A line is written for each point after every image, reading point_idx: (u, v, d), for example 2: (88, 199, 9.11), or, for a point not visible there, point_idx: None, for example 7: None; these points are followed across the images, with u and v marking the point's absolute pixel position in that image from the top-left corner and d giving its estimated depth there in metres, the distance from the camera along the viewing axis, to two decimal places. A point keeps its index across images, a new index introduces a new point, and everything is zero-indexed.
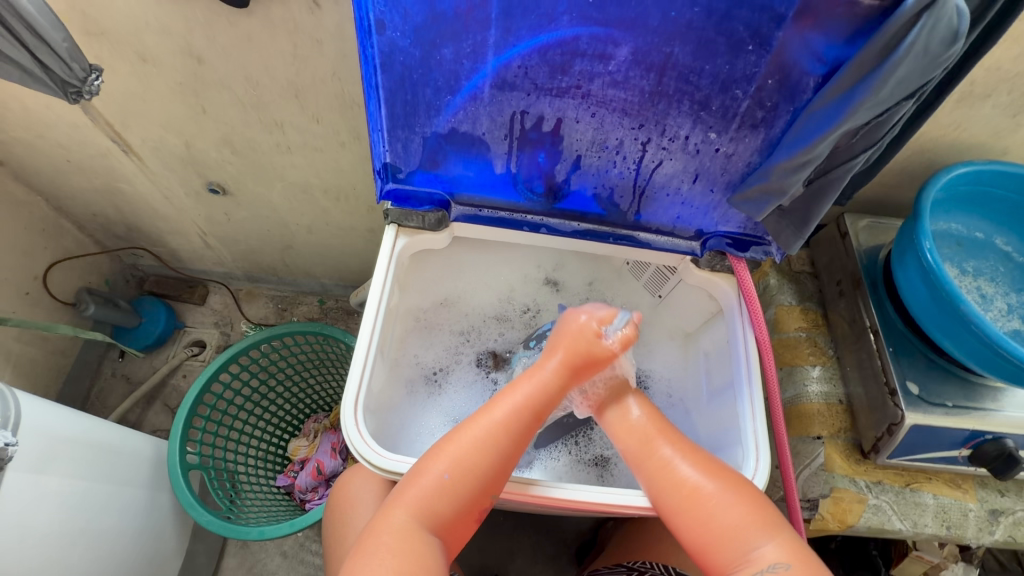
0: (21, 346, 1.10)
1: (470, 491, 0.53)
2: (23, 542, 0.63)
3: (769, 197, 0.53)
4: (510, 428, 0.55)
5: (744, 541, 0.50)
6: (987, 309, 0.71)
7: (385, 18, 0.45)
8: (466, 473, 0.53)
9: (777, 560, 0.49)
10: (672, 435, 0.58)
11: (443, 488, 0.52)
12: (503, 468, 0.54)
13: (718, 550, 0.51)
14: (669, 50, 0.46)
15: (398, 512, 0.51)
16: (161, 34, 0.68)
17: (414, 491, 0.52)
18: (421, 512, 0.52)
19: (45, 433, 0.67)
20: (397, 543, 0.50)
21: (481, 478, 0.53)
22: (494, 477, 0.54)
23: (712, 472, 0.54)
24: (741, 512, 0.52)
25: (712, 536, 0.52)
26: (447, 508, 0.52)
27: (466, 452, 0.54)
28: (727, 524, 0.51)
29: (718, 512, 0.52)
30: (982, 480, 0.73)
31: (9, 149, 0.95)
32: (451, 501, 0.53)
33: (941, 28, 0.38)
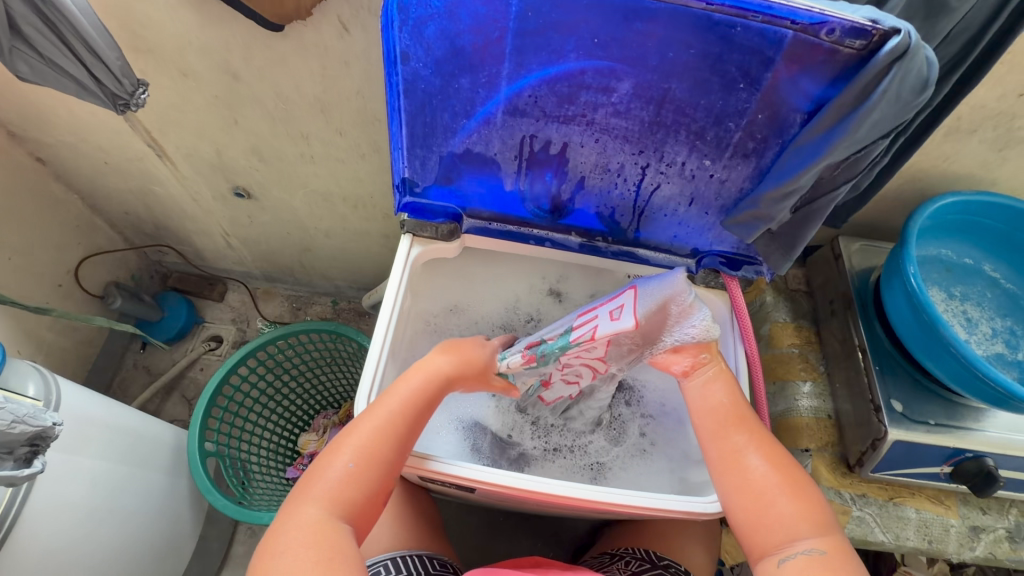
0: (52, 335, 1.16)
1: (372, 472, 0.58)
2: (58, 516, 0.68)
3: (758, 222, 0.59)
4: (395, 413, 0.60)
5: (790, 530, 0.54)
6: (972, 333, 0.74)
7: (409, 51, 0.50)
8: (360, 458, 0.58)
9: (816, 551, 0.52)
10: (749, 424, 0.61)
11: (331, 475, 0.57)
12: (399, 445, 0.59)
13: (762, 531, 0.55)
14: (667, 86, 0.51)
15: (310, 506, 0.55)
16: (202, 53, 0.74)
17: (315, 483, 0.57)
18: (326, 500, 0.56)
19: (79, 416, 0.73)
20: (309, 535, 0.53)
21: (373, 460, 0.58)
22: (389, 450, 0.59)
23: (777, 464, 0.57)
24: (795, 505, 0.55)
25: (762, 521, 0.55)
26: (350, 491, 0.57)
27: (362, 442, 0.58)
28: (779, 513, 0.55)
29: (775, 501, 0.55)
30: (964, 497, 0.76)
31: (52, 151, 1.02)
32: (346, 485, 0.57)
33: (911, 78, 0.43)
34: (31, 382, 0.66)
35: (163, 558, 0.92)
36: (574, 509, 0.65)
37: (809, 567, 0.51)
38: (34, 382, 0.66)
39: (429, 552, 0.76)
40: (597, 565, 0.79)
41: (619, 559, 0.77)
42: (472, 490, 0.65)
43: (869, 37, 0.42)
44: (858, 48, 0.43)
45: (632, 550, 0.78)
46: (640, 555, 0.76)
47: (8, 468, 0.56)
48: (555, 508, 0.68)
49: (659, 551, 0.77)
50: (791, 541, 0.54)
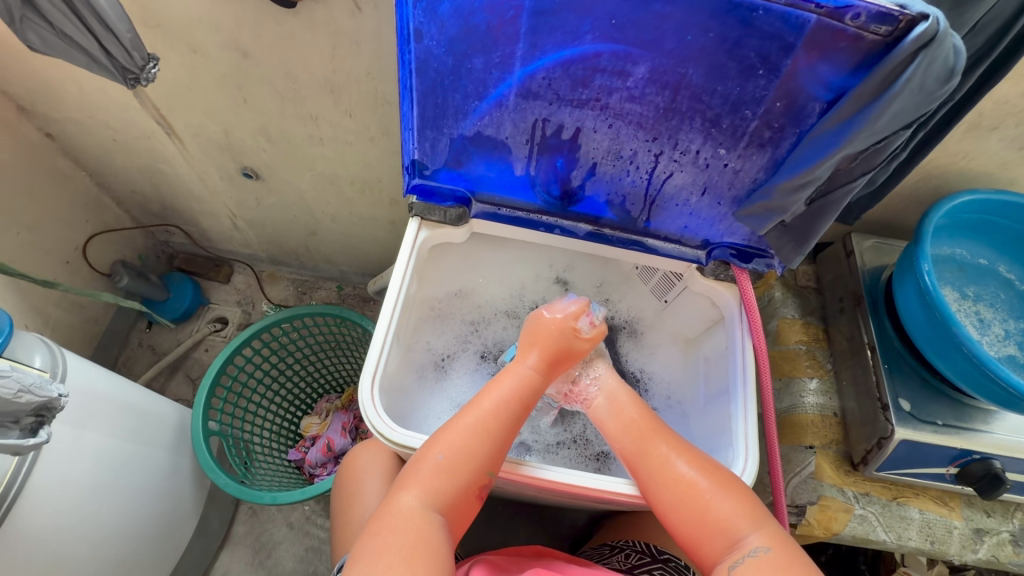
0: (59, 312, 1.17)
1: (466, 471, 0.57)
2: (62, 488, 0.69)
3: (771, 214, 0.58)
4: (497, 409, 0.60)
5: (732, 532, 0.55)
6: (984, 333, 0.72)
7: (422, 28, 0.49)
8: (461, 452, 0.57)
9: (761, 546, 0.53)
10: (665, 434, 0.61)
11: (449, 467, 0.56)
12: (501, 443, 0.59)
13: (710, 538, 0.55)
14: (684, 71, 0.50)
15: (410, 495, 0.55)
16: (212, 29, 0.73)
17: (425, 472, 0.56)
18: (427, 491, 0.56)
19: (85, 390, 0.73)
20: (405, 524, 0.53)
21: (478, 459, 0.58)
22: (493, 453, 0.58)
23: (706, 467, 0.58)
24: (731, 504, 0.55)
25: (705, 529, 0.55)
26: (450, 486, 0.56)
27: (463, 434, 0.58)
28: (719, 514, 0.55)
29: (711, 503, 0.56)
30: (969, 499, 0.75)
31: (61, 126, 1.02)
32: (456, 480, 0.56)
33: (936, 66, 0.42)
34: (36, 353, 0.66)
35: (164, 534, 0.93)
36: (574, 497, 0.65)
37: (759, 568, 0.51)
38: (40, 353, 0.67)
39: None
40: (596, 556, 0.79)
41: (619, 551, 0.77)
42: None
43: (895, 23, 0.41)
44: (883, 35, 0.42)
45: (633, 543, 0.77)
46: (640, 548, 0.76)
47: (13, 437, 0.57)
48: (555, 496, 0.68)
49: (659, 544, 0.76)
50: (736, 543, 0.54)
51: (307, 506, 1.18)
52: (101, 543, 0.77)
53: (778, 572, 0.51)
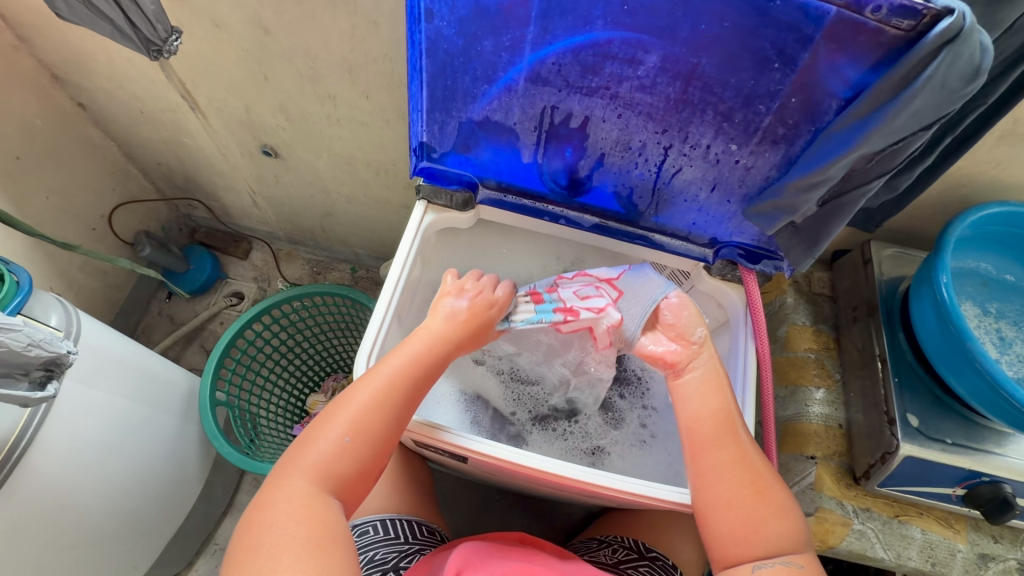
0: (83, 276, 1.21)
1: (367, 450, 0.54)
2: (71, 443, 0.72)
3: (780, 213, 0.56)
4: (377, 377, 0.57)
5: (763, 539, 0.52)
6: (1004, 352, 0.70)
7: (433, 8, 0.49)
8: (345, 430, 0.54)
9: (789, 560, 0.51)
10: (734, 436, 0.56)
11: (330, 443, 0.53)
12: (395, 419, 0.56)
13: (746, 548, 0.52)
14: (696, 61, 0.48)
15: (297, 478, 0.51)
16: (236, 4, 0.74)
17: (309, 451, 0.53)
18: (313, 471, 0.52)
19: (97, 351, 0.76)
20: (297, 511, 0.49)
21: (380, 435, 0.55)
22: (377, 427, 0.55)
23: (759, 474, 0.55)
24: (771, 514, 0.53)
25: (744, 532, 0.52)
26: (336, 464, 0.52)
27: (347, 410, 0.55)
28: (761, 521, 0.53)
29: (758, 510, 0.53)
30: (976, 523, 0.73)
31: (92, 96, 1.05)
32: (339, 457, 0.53)
33: (960, 64, 0.40)
34: (52, 312, 0.69)
35: (169, 496, 0.96)
36: (562, 488, 0.64)
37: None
38: (56, 313, 0.69)
39: (419, 518, 0.78)
40: (584, 550, 0.79)
41: (607, 546, 0.77)
42: (464, 461, 0.65)
43: (918, 17, 0.39)
44: (905, 29, 0.40)
45: (621, 539, 0.77)
46: (628, 544, 0.75)
47: (23, 389, 0.59)
48: (546, 485, 0.68)
49: (649, 542, 0.76)
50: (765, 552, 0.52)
51: None
52: (106, 499, 0.80)
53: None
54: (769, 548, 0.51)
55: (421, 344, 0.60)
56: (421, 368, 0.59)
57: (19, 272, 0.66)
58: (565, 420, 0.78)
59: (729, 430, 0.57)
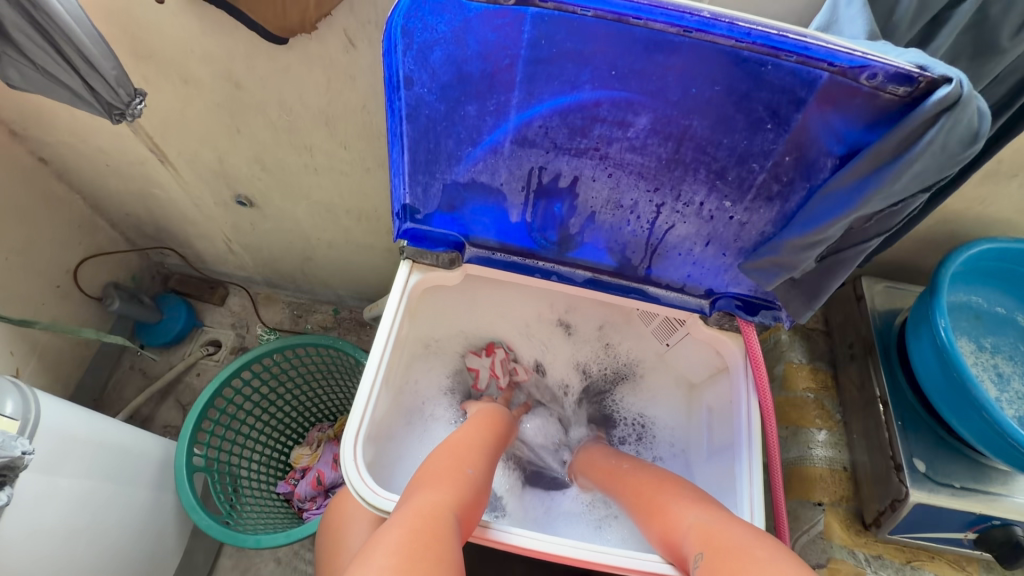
0: (47, 336, 1.14)
1: (471, 471, 0.56)
2: (31, 539, 0.65)
3: (779, 270, 0.54)
4: (488, 441, 0.64)
5: (684, 513, 0.53)
6: (1003, 390, 0.69)
7: (413, 75, 0.47)
8: (472, 473, 0.56)
9: (707, 518, 0.51)
10: (669, 485, 0.59)
11: (472, 481, 0.55)
12: (492, 468, 0.60)
13: (664, 523, 0.54)
14: (688, 123, 0.47)
15: (442, 494, 0.51)
16: (205, 61, 0.71)
17: (447, 479, 0.53)
18: (456, 500, 0.51)
19: (60, 432, 0.70)
20: (439, 516, 0.47)
21: (481, 469, 0.58)
22: (490, 480, 0.59)
23: (680, 483, 0.59)
24: (689, 494, 0.56)
25: (660, 513, 0.56)
26: (469, 498, 0.53)
27: (471, 455, 0.59)
28: (677, 500, 0.55)
29: (669, 495, 0.56)
30: (988, 564, 0.71)
31: (54, 150, 1.00)
32: (473, 489, 0.54)
33: (959, 129, 0.39)
34: (8, 399, 0.64)
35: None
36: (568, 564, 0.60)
37: (707, 535, 0.48)
38: (13, 398, 0.64)
39: None
40: None
41: None
42: None
43: (914, 84, 0.38)
44: (901, 95, 0.39)
45: None
46: None
47: None
48: None
49: None
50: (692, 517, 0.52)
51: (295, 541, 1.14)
52: None
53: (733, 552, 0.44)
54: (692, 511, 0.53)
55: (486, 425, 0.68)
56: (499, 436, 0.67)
57: None
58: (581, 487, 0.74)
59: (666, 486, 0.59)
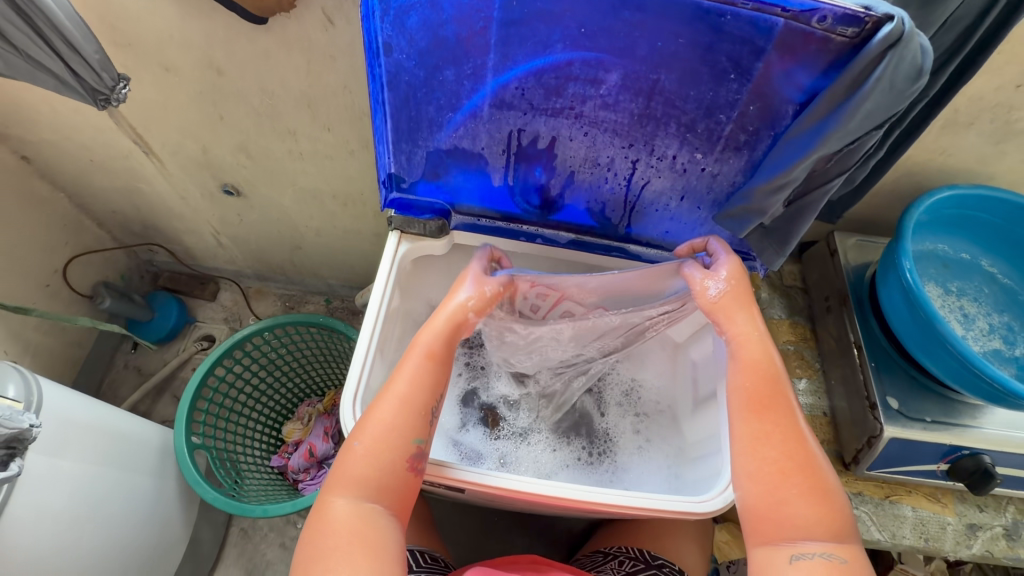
0: (39, 336, 1.15)
1: (385, 453, 0.54)
2: (39, 522, 0.67)
3: (750, 217, 0.57)
4: (413, 376, 0.57)
5: (798, 530, 0.50)
6: (968, 329, 0.73)
7: (392, 42, 0.49)
8: (375, 435, 0.54)
9: (824, 552, 0.49)
10: (777, 407, 0.54)
11: (365, 454, 0.54)
12: (421, 410, 0.56)
13: (769, 523, 0.51)
14: (656, 77, 0.49)
15: (344, 500, 0.52)
16: (185, 48, 0.73)
17: (348, 466, 0.53)
18: (360, 484, 0.53)
19: (61, 417, 0.71)
20: (355, 530, 0.51)
21: (400, 440, 0.54)
22: (419, 424, 0.55)
23: (797, 458, 0.52)
24: (806, 505, 0.50)
25: (775, 512, 0.51)
26: (375, 473, 0.53)
27: (372, 416, 0.55)
28: (797, 512, 0.50)
29: (791, 500, 0.50)
30: (962, 495, 0.75)
31: (36, 149, 1.01)
32: (377, 464, 0.53)
33: (905, 66, 0.42)
34: (10, 383, 0.64)
35: (151, 562, 0.90)
36: (565, 509, 0.63)
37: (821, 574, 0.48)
38: (14, 383, 0.65)
39: (421, 546, 0.76)
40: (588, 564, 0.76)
41: (612, 558, 0.75)
42: (462, 491, 0.63)
43: (861, 25, 0.41)
44: (850, 36, 0.42)
45: (626, 549, 0.76)
46: (634, 555, 0.74)
47: None
48: (552, 509, 0.66)
49: (653, 551, 0.75)
50: (800, 540, 0.50)
51: (299, 525, 1.16)
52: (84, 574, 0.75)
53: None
54: (801, 533, 0.49)
55: (436, 333, 0.59)
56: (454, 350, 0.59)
57: None
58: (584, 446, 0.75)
59: (778, 402, 0.55)
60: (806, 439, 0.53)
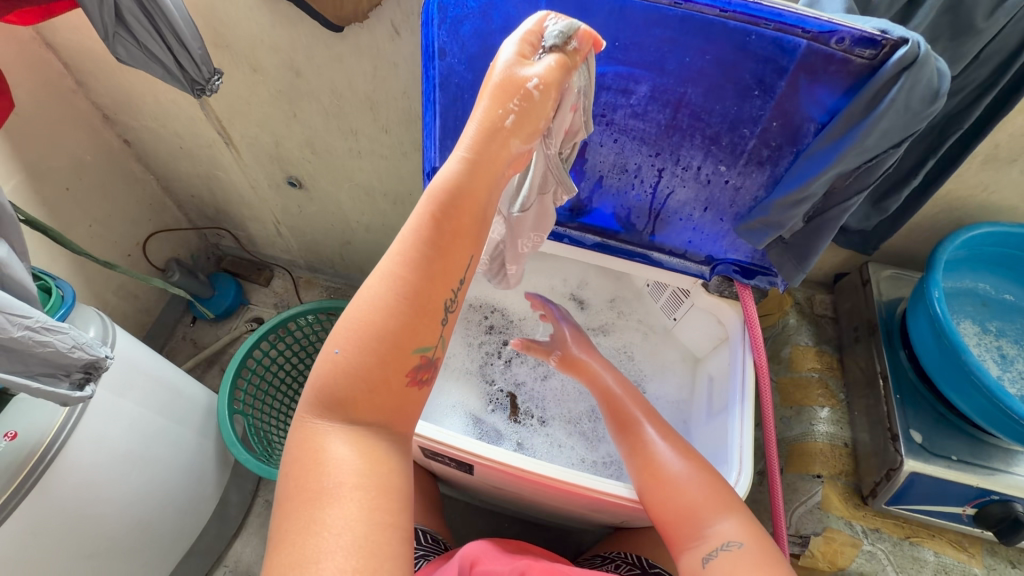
0: (116, 299, 1.28)
1: (371, 361, 0.40)
2: (97, 449, 0.75)
3: (769, 229, 0.59)
4: (417, 253, 0.41)
5: (701, 520, 0.54)
6: (1006, 370, 0.70)
7: (446, 47, 0.55)
8: (362, 338, 0.40)
9: (732, 536, 0.52)
10: (656, 420, 0.65)
11: (346, 365, 0.40)
12: (423, 305, 0.42)
13: (678, 526, 0.55)
14: (683, 91, 0.53)
15: (333, 428, 0.40)
16: (271, 50, 0.83)
17: (330, 381, 0.40)
18: (346, 405, 0.41)
19: (126, 361, 0.81)
20: (362, 460, 0.39)
21: (392, 339, 0.41)
22: (426, 326, 0.42)
23: (684, 453, 0.60)
24: (699, 491, 0.56)
25: (673, 511, 0.56)
26: (364, 390, 0.41)
27: (355, 312, 0.41)
28: (688, 501, 0.56)
29: (681, 490, 0.57)
30: (991, 547, 0.72)
31: (137, 134, 1.15)
32: (364, 380, 0.40)
33: (920, 88, 0.44)
34: (92, 325, 0.74)
35: (183, 513, 0.97)
36: (563, 498, 0.65)
37: (735, 563, 0.50)
38: (95, 325, 0.74)
39: (423, 526, 0.78)
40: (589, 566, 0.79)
41: (610, 562, 0.76)
42: (470, 471, 0.66)
43: (878, 47, 0.44)
44: (868, 58, 0.45)
45: (625, 555, 0.76)
46: (631, 560, 0.73)
47: (64, 388, 0.62)
48: (553, 500, 0.68)
49: (652, 558, 0.73)
50: (704, 529, 0.54)
51: None
52: (126, 508, 0.82)
53: (752, 563, 0.49)
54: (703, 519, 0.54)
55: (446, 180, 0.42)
56: (477, 214, 0.43)
57: (65, 287, 0.72)
58: (599, 445, 0.76)
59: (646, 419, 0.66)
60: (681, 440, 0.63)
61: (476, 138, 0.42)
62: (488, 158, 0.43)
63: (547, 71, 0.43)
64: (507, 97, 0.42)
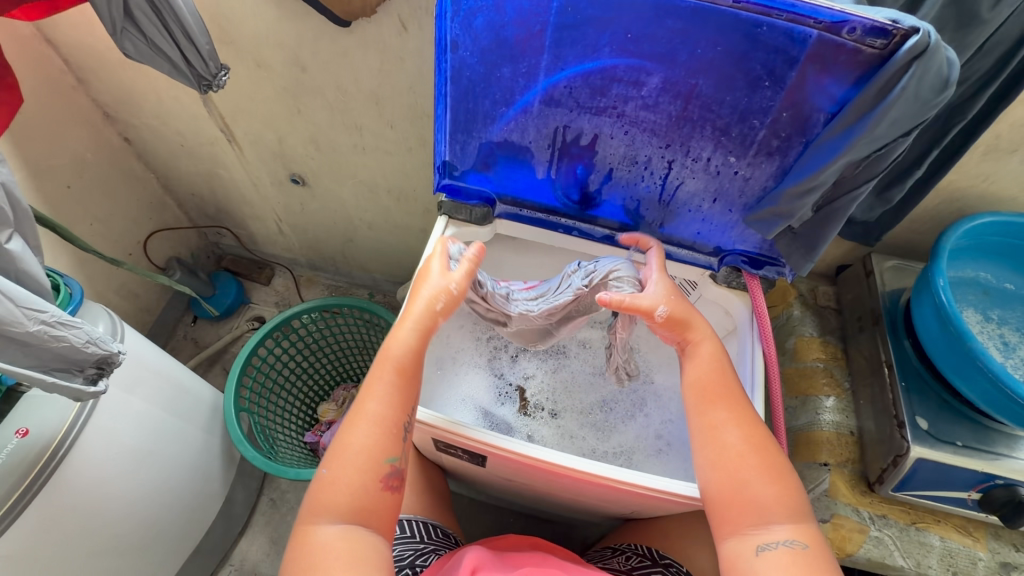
0: (117, 299, 1.27)
1: (358, 474, 0.53)
2: (106, 445, 0.75)
3: (778, 219, 0.59)
4: (386, 395, 0.57)
5: (764, 516, 0.53)
6: (1008, 357, 0.71)
7: (458, 40, 0.56)
8: (352, 460, 0.54)
9: (792, 540, 0.52)
10: (730, 399, 0.60)
11: (338, 477, 0.53)
12: (397, 429, 0.56)
13: (738, 514, 0.54)
14: (694, 82, 0.54)
15: (326, 524, 0.51)
16: (277, 46, 0.83)
17: (327, 491, 0.53)
18: (338, 506, 0.52)
19: (134, 358, 0.81)
20: (345, 543, 0.50)
21: (376, 454, 0.54)
22: (397, 445, 0.55)
23: (756, 444, 0.56)
24: (771, 491, 0.54)
25: (740, 501, 0.54)
26: (354, 495, 0.52)
27: (345, 443, 0.55)
28: (757, 496, 0.54)
29: (752, 484, 0.54)
30: (995, 531, 0.73)
31: (138, 132, 1.15)
32: (354, 488, 0.52)
33: (930, 77, 0.45)
34: (102, 321, 0.74)
35: (190, 511, 0.97)
36: (577, 489, 0.65)
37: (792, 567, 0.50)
38: (104, 320, 0.74)
39: (434, 520, 0.79)
40: (599, 558, 0.79)
41: (621, 553, 0.77)
42: (483, 462, 0.67)
43: (889, 37, 0.45)
44: (879, 47, 0.45)
45: (635, 546, 0.76)
46: (642, 551, 0.74)
47: (78, 383, 0.62)
48: (566, 490, 0.68)
49: (662, 549, 0.74)
50: (766, 526, 0.53)
51: None
52: (135, 505, 0.82)
53: (808, 568, 0.50)
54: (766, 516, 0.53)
55: (402, 349, 0.59)
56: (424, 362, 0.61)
57: (73, 284, 0.72)
58: (608, 438, 0.76)
59: (729, 393, 0.60)
60: (757, 424, 0.58)
61: (418, 318, 0.61)
62: (431, 327, 0.61)
63: (461, 276, 0.61)
64: (435, 298, 0.61)
